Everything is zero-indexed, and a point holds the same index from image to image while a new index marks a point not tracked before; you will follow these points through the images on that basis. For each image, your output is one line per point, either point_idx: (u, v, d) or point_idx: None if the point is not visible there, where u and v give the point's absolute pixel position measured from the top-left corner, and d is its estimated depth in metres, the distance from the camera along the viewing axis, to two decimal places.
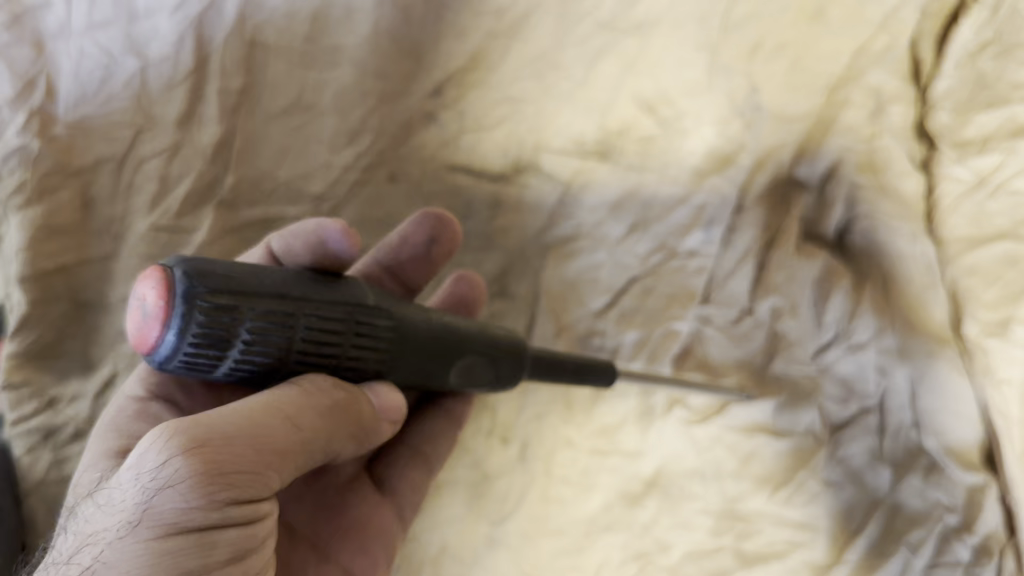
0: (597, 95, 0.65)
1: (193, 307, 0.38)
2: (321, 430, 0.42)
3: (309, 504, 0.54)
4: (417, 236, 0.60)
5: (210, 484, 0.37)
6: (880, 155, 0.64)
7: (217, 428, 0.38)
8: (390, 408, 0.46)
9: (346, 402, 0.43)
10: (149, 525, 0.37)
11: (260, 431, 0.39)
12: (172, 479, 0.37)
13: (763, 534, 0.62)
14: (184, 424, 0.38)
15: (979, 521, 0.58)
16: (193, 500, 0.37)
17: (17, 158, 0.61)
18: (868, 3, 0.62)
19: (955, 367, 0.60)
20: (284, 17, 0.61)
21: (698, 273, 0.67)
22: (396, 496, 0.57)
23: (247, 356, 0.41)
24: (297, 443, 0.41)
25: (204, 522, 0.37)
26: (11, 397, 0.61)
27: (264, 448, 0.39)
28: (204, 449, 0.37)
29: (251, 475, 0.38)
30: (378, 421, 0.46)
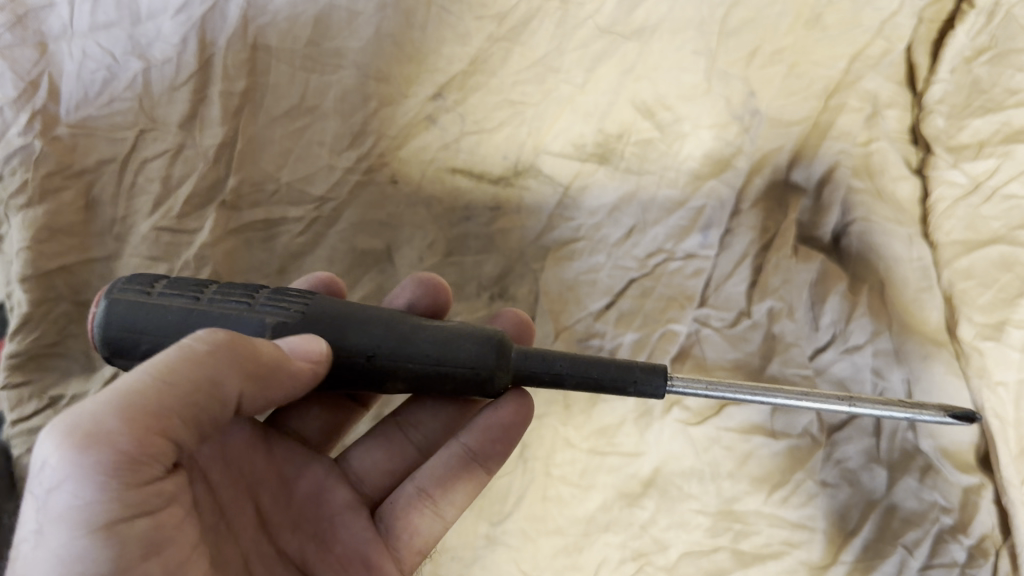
0: (596, 100, 0.66)
1: (117, 293, 0.46)
2: (186, 392, 0.40)
3: (303, 533, 0.52)
4: (402, 297, 0.58)
5: (100, 474, 0.38)
6: (876, 158, 0.66)
7: (86, 416, 0.38)
8: (305, 348, 0.44)
9: (218, 350, 0.41)
10: (51, 523, 0.38)
11: (126, 407, 0.39)
12: (59, 471, 0.38)
13: (761, 535, 0.61)
14: (62, 426, 0.39)
15: (973, 523, 0.58)
16: (82, 492, 0.38)
17: (18, 158, 0.61)
18: (865, 11, 0.64)
19: (950, 369, 0.60)
20: (286, 20, 0.62)
21: (696, 276, 0.67)
22: (394, 539, 0.54)
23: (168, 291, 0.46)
24: (167, 411, 0.40)
25: (104, 514, 0.38)
26: (11, 397, 0.61)
27: (138, 424, 0.39)
28: (73, 440, 0.38)
29: (132, 459, 0.39)
30: (284, 359, 0.43)
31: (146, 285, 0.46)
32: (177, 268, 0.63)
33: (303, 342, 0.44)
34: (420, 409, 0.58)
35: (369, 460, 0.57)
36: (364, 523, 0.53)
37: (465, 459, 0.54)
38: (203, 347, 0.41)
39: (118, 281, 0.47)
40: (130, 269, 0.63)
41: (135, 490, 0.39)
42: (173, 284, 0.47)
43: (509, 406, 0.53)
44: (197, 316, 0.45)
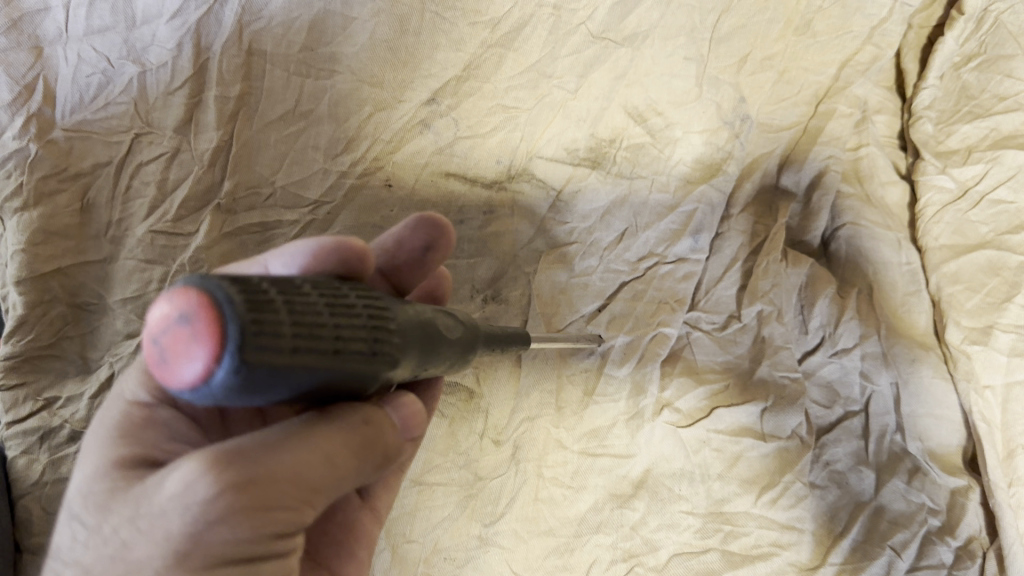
0: (587, 105, 0.66)
1: (253, 353, 0.30)
2: (352, 465, 0.37)
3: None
4: (414, 237, 0.56)
5: (257, 523, 0.34)
6: (865, 164, 0.68)
7: (264, 464, 0.34)
8: (415, 420, 0.41)
9: (376, 446, 0.38)
10: (197, 557, 0.34)
11: (300, 467, 0.35)
12: (222, 513, 0.33)
13: (751, 536, 0.62)
14: (229, 454, 0.34)
15: (960, 525, 0.59)
16: (243, 533, 0.34)
17: (14, 161, 0.61)
18: (854, 18, 0.65)
19: (938, 373, 0.62)
20: (281, 25, 0.62)
21: (686, 280, 0.68)
22: (375, 499, 0.53)
23: (303, 329, 0.32)
24: (334, 478, 0.36)
25: (247, 552, 0.35)
26: (8, 399, 0.62)
27: (304, 486, 0.35)
28: (250, 485, 0.34)
29: (287, 514, 0.35)
30: (400, 440, 0.40)
31: (274, 315, 0.31)
32: (172, 271, 0.64)
33: (411, 409, 0.41)
34: None
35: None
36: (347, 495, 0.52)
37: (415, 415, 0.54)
38: (367, 433, 0.37)
39: (220, 281, 0.31)
40: (126, 271, 0.64)
41: (274, 539, 0.36)
42: (285, 289, 0.33)
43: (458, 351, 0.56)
44: (329, 364, 0.33)
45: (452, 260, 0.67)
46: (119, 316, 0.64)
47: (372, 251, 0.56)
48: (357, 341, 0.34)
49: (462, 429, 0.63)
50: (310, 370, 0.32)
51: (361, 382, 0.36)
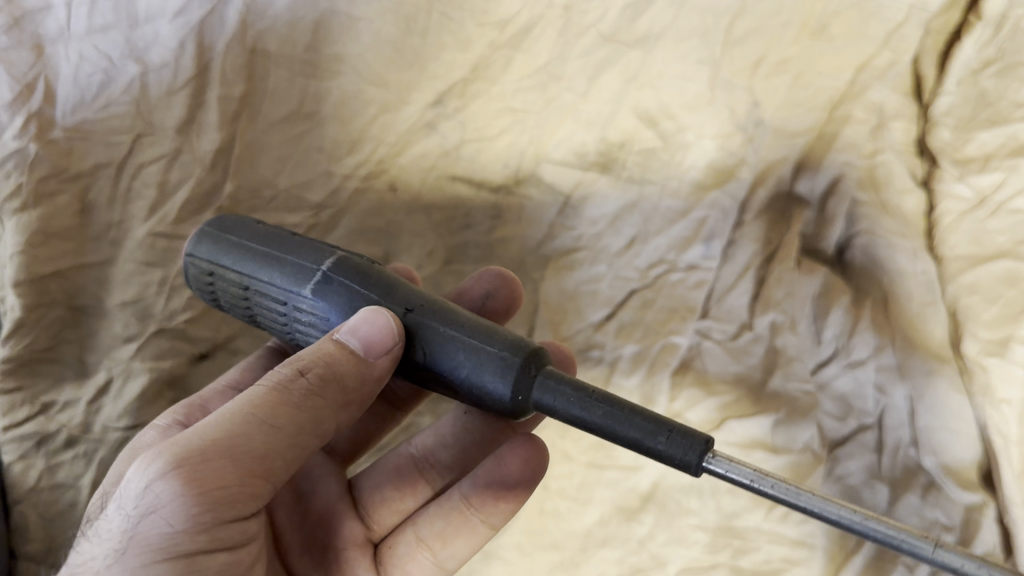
0: (597, 109, 0.65)
1: (209, 245, 0.49)
2: (297, 424, 0.42)
3: (308, 557, 0.56)
4: (482, 288, 0.60)
5: (195, 509, 0.40)
6: (881, 171, 0.65)
7: (192, 449, 0.40)
8: (373, 342, 0.43)
9: (322, 391, 0.43)
10: (142, 552, 0.40)
11: (232, 439, 0.41)
12: (160, 499, 0.40)
13: (760, 552, 0.60)
14: (163, 450, 0.41)
15: (976, 542, 0.58)
16: (179, 524, 0.40)
17: (15, 161, 0.60)
18: (871, 22, 0.63)
19: (954, 386, 0.60)
20: (285, 25, 0.60)
21: (697, 287, 0.66)
22: (388, 574, 0.56)
23: (265, 229, 0.49)
24: (272, 451, 0.42)
25: (189, 545, 0.40)
26: (4, 403, 0.61)
27: (240, 457, 0.41)
28: (182, 471, 0.40)
29: (229, 488, 0.41)
30: (371, 362, 0.44)
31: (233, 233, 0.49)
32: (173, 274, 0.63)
33: (377, 323, 0.43)
34: (437, 447, 0.59)
35: (381, 495, 0.58)
36: (367, 564, 0.56)
37: (464, 512, 0.54)
38: (308, 382, 0.43)
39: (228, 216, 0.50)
40: (125, 275, 0.63)
41: (220, 526, 0.41)
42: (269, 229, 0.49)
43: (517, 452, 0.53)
44: (279, 248, 0.47)
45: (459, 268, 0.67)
46: (117, 318, 0.63)
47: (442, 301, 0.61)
48: (320, 241, 0.48)
49: None
50: (263, 254, 0.47)
51: (304, 256, 0.47)
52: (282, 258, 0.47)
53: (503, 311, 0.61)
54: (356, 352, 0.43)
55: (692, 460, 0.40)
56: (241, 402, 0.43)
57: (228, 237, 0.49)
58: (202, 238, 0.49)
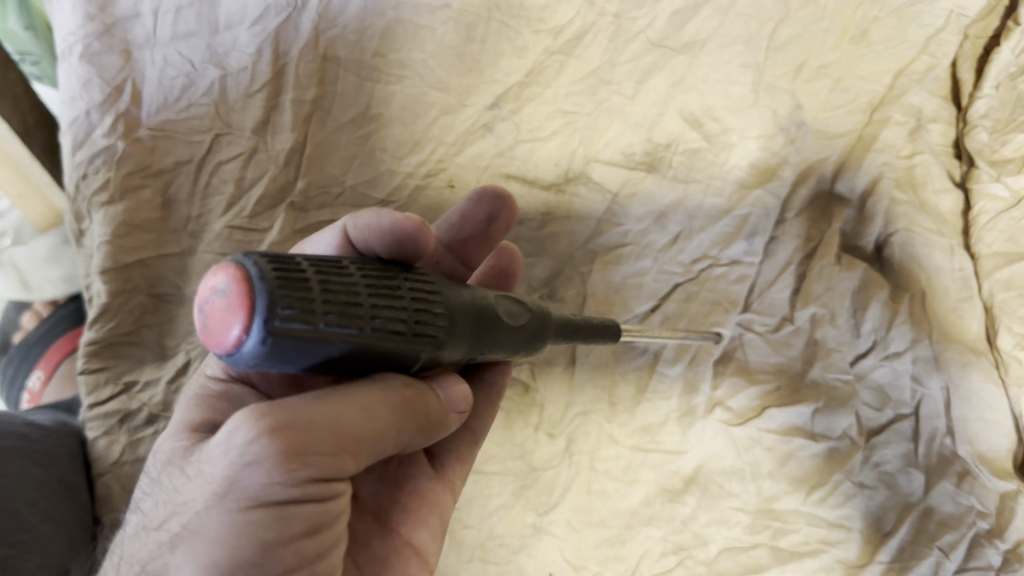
0: (644, 111, 0.68)
1: (280, 318, 0.32)
2: (396, 421, 0.39)
3: (372, 476, 0.54)
4: (477, 204, 0.57)
5: (292, 467, 0.35)
6: (919, 171, 0.68)
7: (299, 412, 0.36)
8: (458, 400, 0.44)
9: (404, 412, 0.40)
10: (237, 499, 0.36)
11: (337, 415, 0.37)
12: (260, 456, 0.35)
13: (799, 533, 0.63)
14: (269, 405, 0.36)
15: (1009, 529, 0.60)
16: (277, 478, 0.35)
17: (103, 157, 0.65)
18: (910, 27, 0.66)
19: (989, 378, 0.63)
20: (354, 32, 0.64)
21: (740, 282, 0.70)
22: (448, 471, 0.57)
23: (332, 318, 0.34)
24: (376, 430, 0.38)
25: (283, 498, 0.36)
26: (90, 381, 0.66)
27: (343, 433, 0.37)
28: (287, 431, 0.35)
29: (330, 462, 0.37)
30: (446, 413, 0.44)
31: (305, 287, 0.34)
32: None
33: (457, 391, 0.44)
34: None
35: None
36: (422, 464, 0.56)
37: (491, 392, 0.58)
38: (399, 391, 0.40)
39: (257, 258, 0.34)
40: (203, 265, 0.68)
41: (313, 484, 0.37)
42: (323, 270, 0.36)
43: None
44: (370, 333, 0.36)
45: None
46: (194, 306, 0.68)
47: (438, 227, 0.58)
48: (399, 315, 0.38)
49: (519, 421, 0.67)
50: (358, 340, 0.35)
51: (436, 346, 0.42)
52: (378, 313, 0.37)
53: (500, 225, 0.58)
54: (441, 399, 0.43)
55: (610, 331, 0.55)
56: (345, 386, 0.38)
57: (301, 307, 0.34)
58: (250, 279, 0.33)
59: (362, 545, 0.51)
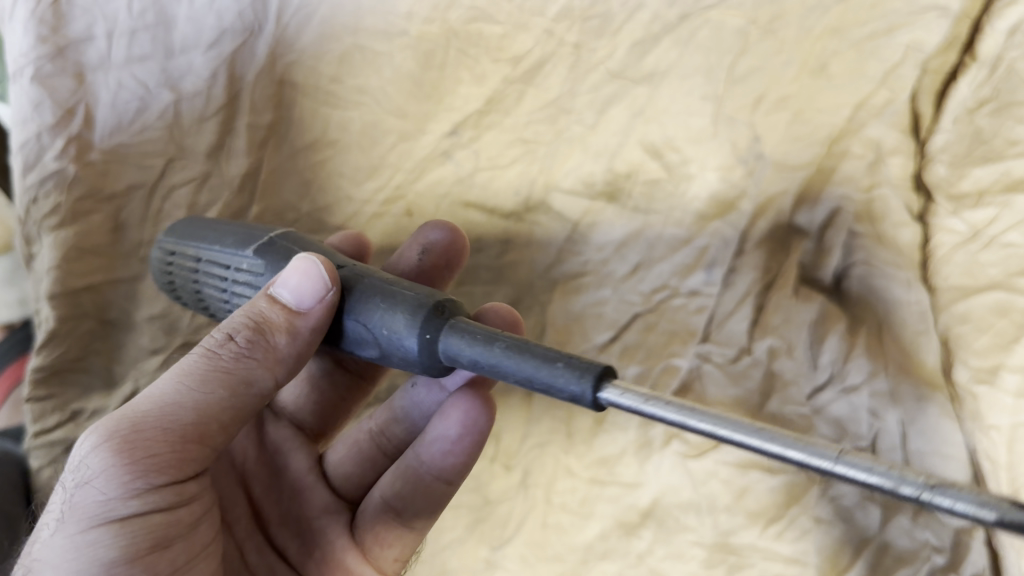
0: (606, 141, 0.68)
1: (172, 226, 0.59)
2: (231, 402, 0.44)
3: (287, 530, 0.59)
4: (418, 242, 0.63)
5: (128, 472, 0.42)
6: (878, 205, 0.68)
7: (128, 416, 0.43)
8: (301, 293, 0.46)
9: (251, 349, 0.45)
10: (79, 519, 0.42)
11: (166, 412, 0.43)
12: (96, 466, 0.41)
13: (755, 568, 0.62)
14: (104, 422, 0.43)
15: (966, 562, 0.60)
16: (113, 491, 0.41)
17: (53, 181, 0.64)
18: (869, 61, 0.66)
19: (944, 412, 0.63)
20: (312, 57, 0.64)
21: (699, 312, 0.70)
22: (369, 549, 0.58)
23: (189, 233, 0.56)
24: (205, 420, 0.44)
25: (125, 511, 0.42)
26: (34, 410, 0.64)
27: (173, 428, 0.43)
28: (116, 438, 0.42)
29: (159, 459, 0.43)
30: (295, 323, 0.46)
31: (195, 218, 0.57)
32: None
33: (297, 282, 0.46)
34: (394, 419, 0.62)
35: (348, 462, 0.62)
36: (340, 531, 0.59)
37: (421, 472, 0.57)
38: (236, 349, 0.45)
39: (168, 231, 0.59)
40: (155, 290, 0.67)
41: (155, 488, 0.43)
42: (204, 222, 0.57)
43: (460, 410, 0.56)
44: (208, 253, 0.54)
45: (468, 289, 0.71)
46: (143, 332, 0.67)
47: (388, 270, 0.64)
48: (244, 235, 0.53)
49: None
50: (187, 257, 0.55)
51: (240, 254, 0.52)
52: (206, 257, 0.54)
53: (447, 264, 0.64)
54: (286, 305, 0.46)
55: (586, 391, 0.38)
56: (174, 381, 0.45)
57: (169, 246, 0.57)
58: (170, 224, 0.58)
59: None
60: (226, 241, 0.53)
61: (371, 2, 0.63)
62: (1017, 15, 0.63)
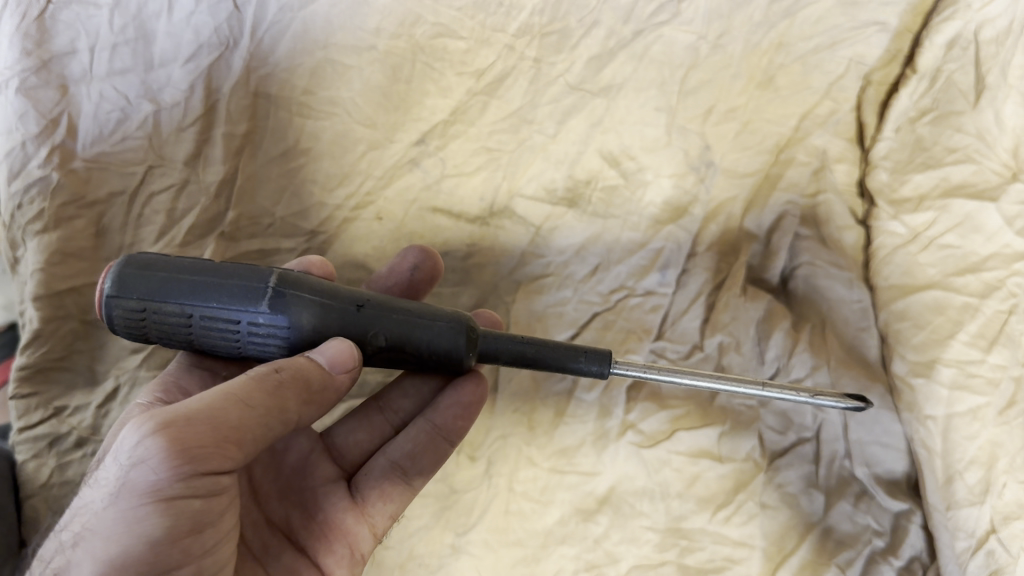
0: (565, 149, 0.72)
1: (127, 270, 0.52)
2: (269, 412, 0.48)
3: (289, 502, 0.62)
4: (404, 261, 0.68)
5: (176, 462, 0.44)
6: (823, 209, 0.73)
7: (182, 411, 0.46)
8: (340, 359, 0.51)
9: (291, 383, 0.49)
10: (130, 497, 0.45)
11: (215, 411, 0.46)
12: (146, 454, 0.44)
13: (705, 551, 0.66)
14: (158, 412, 0.46)
15: (903, 546, 0.65)
16: (161, 475, 0.44)
17: (37, 188, 0.67)
18: (813, 74, 0.71)
19: (884, 404, 0.67)
20: (284, 71, 0.67)
21: (654, 311, 0.74)
22: (368, 506, 0.61)
23: (178, 276, 0.51)
24: (247, 425, 0.47)
25: (170, 494, 0.45)
26: (20, 406, 0.67)
27: (221, 424, 0.46)
28: (168, 429, 0.45)
29: (204, 453, 0.45)
30: (328, 376, 0.51)
31: (161, 265, 0.52)
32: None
33: (338, 348, 0.51)
34: (399, 398, 0.66)
35: (349, 434, 0.66)
36: (342, 496, 0.62)
37: (432, 435, 0.62)
38: (278, 378, 0.49)
39: (126, 259, 0.52)
40: None
41: (198, 478, 0.46)
42: (187, 262, 0.52)
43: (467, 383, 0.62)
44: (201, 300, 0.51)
45: (437, 290, 0.75)
46: None
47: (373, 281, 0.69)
48: (250, 282, 0.51)
49: None
50: (174, 301, 0.51)
51: (252, 300, 0.51)
52: (202, 304, 0.51)
53: (429, 280, 0.68)
54: (322, 365, 0.51)
55: (604, 370, 0.59)
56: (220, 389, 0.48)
57: (151, 274, 0.52)
58: (126, 277, 0.51)
59: (271, 558, 0.59)
60: (226, 288, 0.51)
61: (341, 18, 0.66)
62: (951, 32, 0.68)
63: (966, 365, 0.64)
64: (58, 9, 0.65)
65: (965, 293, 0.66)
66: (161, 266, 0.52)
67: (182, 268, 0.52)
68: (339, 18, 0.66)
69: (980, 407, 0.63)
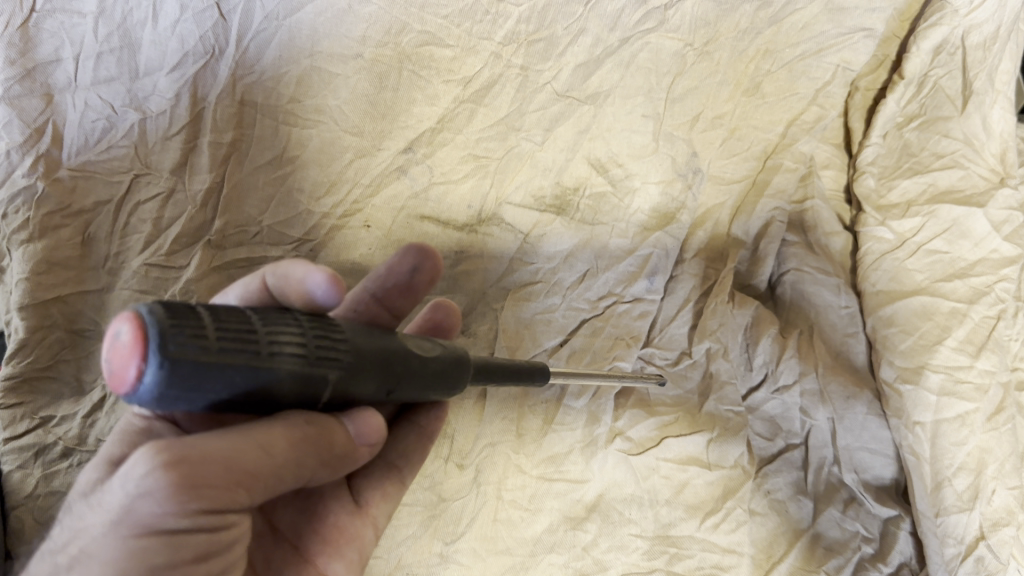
0: (553, 157, 0.72)
1: (175, 348, 0.33)
2: (295, 459, 0.39)
3: (292, 506, 0.53)
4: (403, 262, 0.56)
5: (186, 499, 0.36)
6: (811, 215, 0.77)
7: (196, 446, 0.37)
8: (370, 433, 0.43)
9: (310, 432, 0.40)
10: (130, 526, 0.36)
11: (234, 449, 0.37)
12: (153, 488, 0.35)
13: (694, 558, 0.66)
14: (167, 440, 0.36)
15: (892, 553, 0.65)
16: (169, 509, 0.36)
17: (22, 198, 0.65)
18: (800, 80, 0.73)
19: (871, 409, 0.68)
20: (270, 80, 0.67)
21: (641, 317, 0.74)
22: (369, 507, 0.55)
23: (219, 347, 0.35)
24: (267, 469, 0.38)
25: (176, 528, 0.37)
26: (5, 417, 0.65)
27: (238, 468, 0.37)
28: (181, 463, 0.36)
29: (219, 491, 0.37)
30: (354, 448, 0.43)
31: (197, 322, 0.34)
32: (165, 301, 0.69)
33: (368, 421, 0.43)
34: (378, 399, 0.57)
35: None
36: (345, 497, 0.54)
37: (420, 436, 0.57)
38: (303, 431, 0.39)
39: (152, 305, 0.34)
40: (121, 301, 0.68)
41: (207, 515, 0.37)
42: (218, 317, 0.36)
43: None
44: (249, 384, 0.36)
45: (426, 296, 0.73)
46: None
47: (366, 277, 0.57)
48: (290, 359, 0.38)
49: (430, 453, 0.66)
50: (205, 397, 0.34)
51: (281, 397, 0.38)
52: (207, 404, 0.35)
53: (429, 281, 0.58)
54: (350, 433, 0.42)
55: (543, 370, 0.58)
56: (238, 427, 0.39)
57: (193, 357, 0.33)
58: (181, 368, 0.33)
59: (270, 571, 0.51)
60: (250, 381, 0.36)
61: (327, 27, 0.66)
62: (939, 37, 0.72)
63: (954, 370, 0.66)
64: (40, 18, 0.63)
65: (953, 299, 0.68)
66: (205, 333, 0.34)
67: (186, 323, 0.34)
68: (326, 27, 0.66)
69: (969, 413, 0.64)
